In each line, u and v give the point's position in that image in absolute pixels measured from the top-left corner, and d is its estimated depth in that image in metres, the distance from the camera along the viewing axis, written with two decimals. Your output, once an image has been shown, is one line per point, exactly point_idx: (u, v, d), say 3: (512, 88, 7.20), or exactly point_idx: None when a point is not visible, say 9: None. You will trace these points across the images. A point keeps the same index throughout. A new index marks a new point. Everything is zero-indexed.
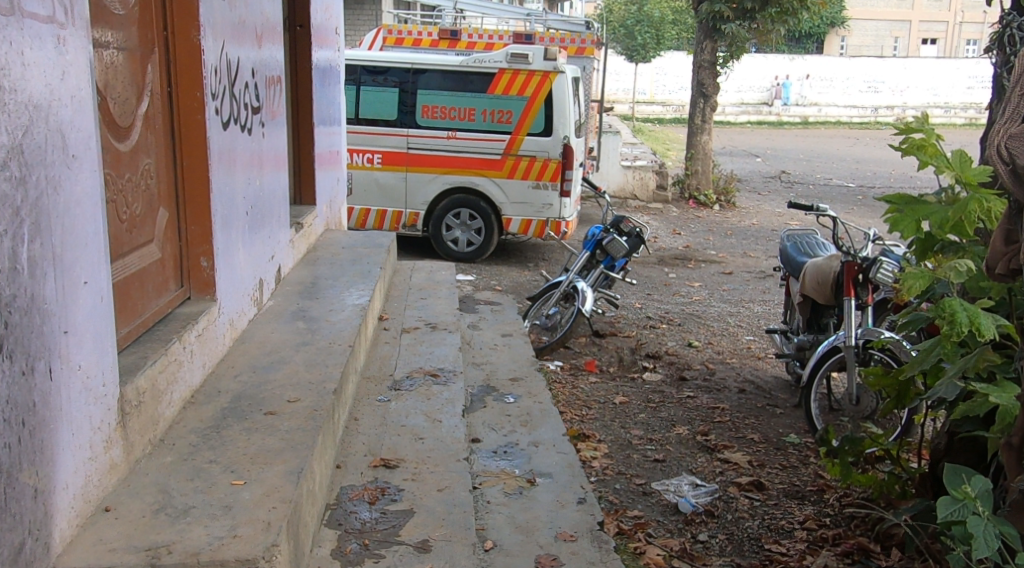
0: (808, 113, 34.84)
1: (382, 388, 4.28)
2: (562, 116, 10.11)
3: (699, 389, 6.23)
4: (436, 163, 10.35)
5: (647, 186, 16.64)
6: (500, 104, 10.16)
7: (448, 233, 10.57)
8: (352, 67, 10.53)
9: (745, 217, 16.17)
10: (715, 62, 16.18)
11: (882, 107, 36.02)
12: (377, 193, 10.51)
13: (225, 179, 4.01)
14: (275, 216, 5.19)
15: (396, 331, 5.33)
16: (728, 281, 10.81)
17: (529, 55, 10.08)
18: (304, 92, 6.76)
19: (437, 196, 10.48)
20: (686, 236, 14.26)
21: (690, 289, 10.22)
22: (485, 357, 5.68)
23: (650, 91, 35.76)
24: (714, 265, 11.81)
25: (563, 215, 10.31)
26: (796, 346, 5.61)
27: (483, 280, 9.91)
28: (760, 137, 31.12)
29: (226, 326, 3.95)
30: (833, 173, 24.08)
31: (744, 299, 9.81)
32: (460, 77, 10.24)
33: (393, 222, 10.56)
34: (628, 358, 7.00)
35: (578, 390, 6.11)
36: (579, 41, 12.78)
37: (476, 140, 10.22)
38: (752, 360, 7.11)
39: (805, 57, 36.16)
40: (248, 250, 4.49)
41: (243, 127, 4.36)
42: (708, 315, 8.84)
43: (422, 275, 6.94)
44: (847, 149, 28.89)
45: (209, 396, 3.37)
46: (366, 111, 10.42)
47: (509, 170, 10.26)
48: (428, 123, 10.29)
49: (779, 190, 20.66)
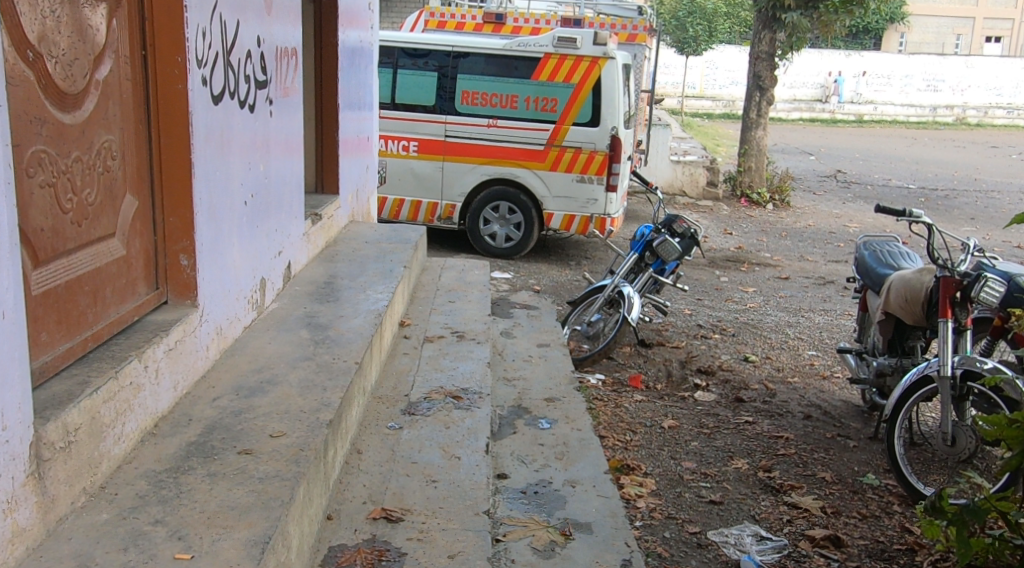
0: (863, 111, 33.71)
1: (393, 413, 3.66)
2: (610, 106, 9.42)
3: (759, 414, 5.53)
4: (474, 152, 9.70)
5: (697, 183, 15.86)
6: (545, 92, 9.50)
7: (486, 227, 9.93)
8: (389, 49, 9.93)
9: (801, 218, 15.35)
10: (774, 53, 15.39)
11: (942, 106, 34.72)
12: (412, 182, 9.90)
13: (215, 161, 3.39)
14: (284, 208, 4.58)
15: (418, 340, 4.71)
16: (785, 286, 10.07)
17: (577, 38, 9.40)
18: (330, 72, 6.14)
19: (475, 187, 9.84)
20: (738, 236, 13.49)
21: (744, 295, 9.50)
22: (518, 371, 5.04)
23: (699, 85, 34.81)
24: (769, 269, 11.06)
25: (609, 211, 9.62)
26: (874, 371, 4.92)
27: (520, 279, 9.30)
28: (813, 135, 30.08)
29: (211, 336, 3.34)
30: (891, 173, 23.06)
31: (803, 307, 9.08)
32: (504, 61, 9.60)
33: (428, 214, 9.96)
34: (678, 373, 6.33)
35: (621, 410, 5.44)
36: (631, 28, 12.05)
37: (519, 129, 9.56)
38: (816, 380, 6.39)
39: (862, 53, 35.04)
40: (246, 245, 3.88)
41: (242, 103, 3.74)
42: (764, 325, 8.13)
43: (453, 274, 6.31)
44: (904, 149, 27.82)
45: (175, 426, 2.75)
46: (403, 95, 9.82)
47: (553, 162, 9.59)
48: (468, 110, 9.65)
49: (835, 190, 19.76)
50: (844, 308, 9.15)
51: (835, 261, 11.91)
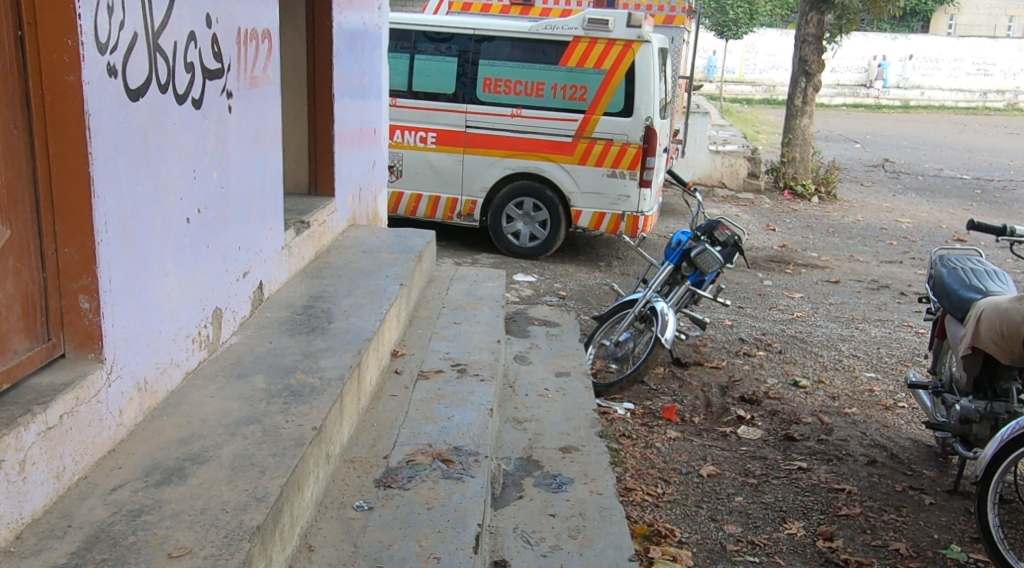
0: (909, 96, 32.48)
1: (365, 484, 2.94)
2: (644, 94, 8.61)
3: (813, 457, 4.75)
4: (497, 144, 8.95)
5: (737, 174, 14.97)
6: (574, 79, 8.73)
7: (509, 224, 9.19)
8: (406, 31, 9.19)
9: (849, 212, 14.45)
10: (821, 36, 14.49)
11: (992, 91, 33.31)
12: (430, 176, 9.16)
13: (138, 171, 2.68)
14: (252, 219, 3.87)
15: (410, 376, 3.98)
16: (834, 292, 9.23)
17: (609, 20, 8.59)
18: (322, 58, 5.40)
19: (497, 182, 9.09)
20: (781, 233, 12.64)
21: (790, 302, 8.69)
22: (531, 410, 4.30)
23: (739, 70, 33.72)
24: (816, 271, 10.22)
25: (642, 208, 8.82)
26: (957, 416, 4.17)
27: (544, 284, 8.61)
28: (857, 122, 28.92)
29: (131, 393, 2.64)
30: (941, 162, 21.97)
31: (855, 317, 8.25)
32: (530, 45, 8.83)
33: (447, 210, 9.22)
34: (717, 403, 5.56)
35: (652, 451, 4.69)
36: (668, 9, 11.22)
37: (545, 119, 8.79)
38: (877, 411, 5.58)
39: (908, 36, 33.78)
40: (193, 271, 3.16)
41: (182, 96, 3.00)
42: (814, 340, 7.31)
43: (463, 288, 5.58)
44: (953, 136, 26.60)
45: (47, 537, 2.08)
46: (421, 83, 9.08)
47: (581, 155, 8.80)
48: (490, 99, 8.91)
49: (883, 182, 18.76)
50: (902, 318, 8.31)
51: (888, 262, 11.03)
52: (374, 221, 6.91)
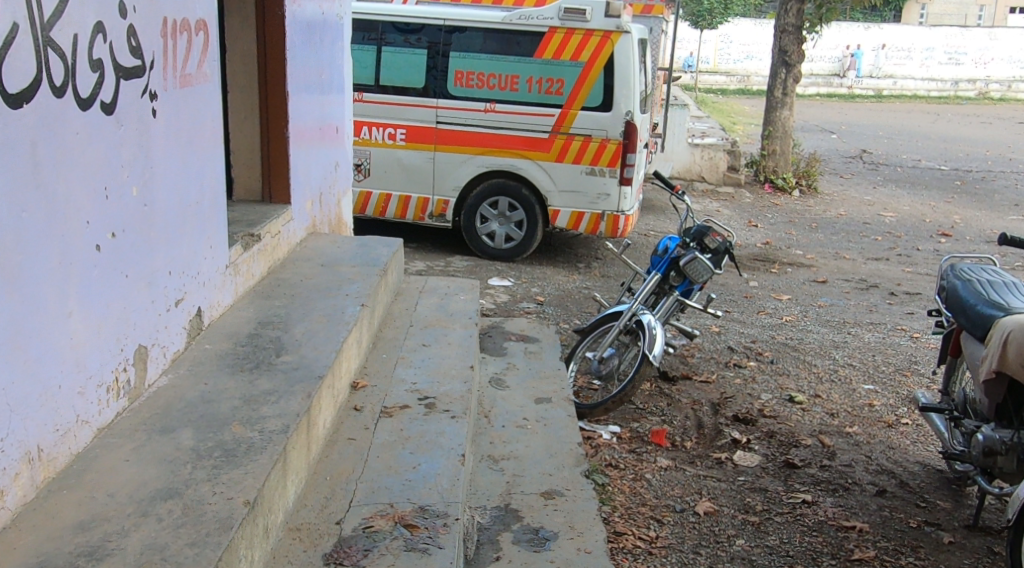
0: (882, 86, 32.35)
1: (312, 562, 2.50)
2: (624, 87, 8.17)
3: (818, 488, 4.32)
4: (469, 141, 8.47)
5: (716, 168, 14.56)
6: (550, 71, 8.26)
7: (483, 225, 8.73)
8: (372, 22, 8.68)
9: (831, 205, 14.10)
10: (802, 26, 14.15)
11: (964, 80, 33.18)
12: (399, 175, 8.67)
13: (20, 194, 2.22)
14: (187, 238, 3.37)
15: (371, 414, 3.51)
16: (823, 293, 8.85)
17: (586, 10, 8.14)
18: (275, 52, 4.91)
19: (470, 181, 8.62)
20: (763, 229, 12.26)
21: (778, 304, 8.30)
22: (509, 445, 3.85)
23: (713, 59, 33.35)
24: (803, 270, 9.84)
25: (622, 207, 8.39)
26: (980, 448, 3.76)
27: (521, 288, 8.16)
28: (832, 111, 28.66)
29: (20, 458, 2.21)
30: (918, 153, 21.72)
31: (847, 320, 7.87)
32: (503, 36, 8.36)
33: (418, 210, 8.74)
34: (710, 423, 5.14)
35: (642, 485, 4.26)
36: None
37: (520, 113, 8.32)
38: (881, 430, 5.18)
39: (881, 25, 33.56)
40: (110, 306, 2.69)
41: (89, 101, 2.53)
42: (806, 347, 6.91)
43: (433, 303, 5.12)
44: (928, 125, 26.39)
45: None
46: (389, 76, 8.59)
47: (558, 151, 8.35)
48: (462, 93, 8.42)
49: (863, 174, 18.46)
50: (895, 321, 7.93)
51: (875, 259, 10.67)
52: (336, 230, 6.39)
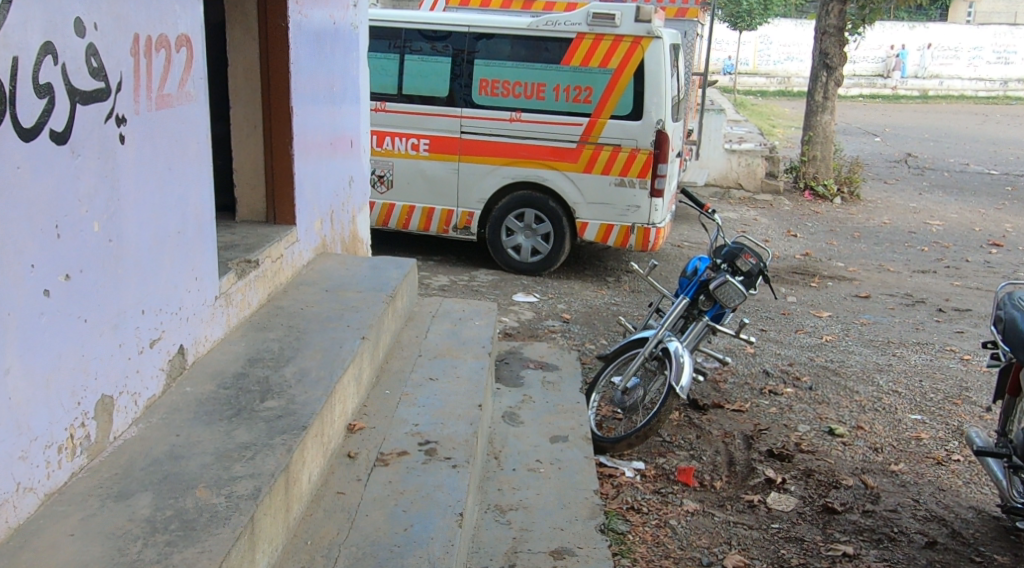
0: (927, 86, 31.63)
1: None
2: (655, 95, 7.82)
3: (860, 537, 3.97)
4: (494, 151, 8.17)
5: (754, 174, 14.13)
6: (578, 79, 7.94)
7: (509, 238, 8.43)
8: (395, 30, 8.42)
9: (874, 214, 13.63)
10: (843, 28, 13.71)
11: (1012, 80, 32.32)
12: (423, 186, 8.40)
13: None
14: (164, 272, 3.10)
15: (366, 462, 3.22)
16: (865, 310, 8.44)
17: (616, 14, 7.81)
18: (279, 65, 4.65)
19: (496, 192, 8.33)
20: (803, 239, 11.84)
21: (818, 322, 7.92)
22: (518, 493, 3.55)
23: (752, 61, 32.76)
24: (844, 284, 9.43)
25: (653, 220, 8.04)
26: None
27: (547, 304, 7.86)
28: (875, 113, 27.99)
29: None
30: (966, 156, 21.08)
31: (891, 341, 7.46)
32: (530, 43, 8.05)
33: (441, 223, 8.46)
34: (742, 460, 4.80)
35: (666, 534, 3.95)
36: (680, 1, 10.44)
37: (547, 123, 8.01)
38: (929, 468, 4.80)
39: (926, 25, 32.79)
40: (61, 358, 2.42)
41: (30, 129, 2.28)
42: (847, 372, 6.52)
43: (445, 330, 4.83)
44: (975, 127, 25.67)
45: None
46: (412, 85, 8.32)
47: (586, 162, 8.02)
48: (487, 102, 8.13)
49: (908, 179, 17.91)
50: (943, 341, 7.51)
51: (921, 272, 10.22)
52: (349, 251, 6.10)
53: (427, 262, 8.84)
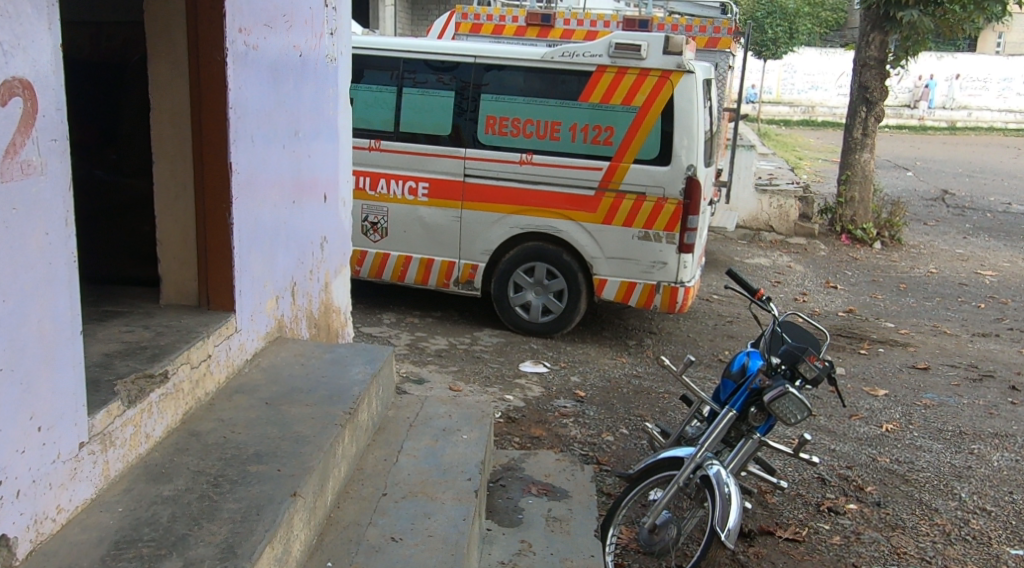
0: (956, 118, 30.51)
1: None
2: (685, 136, 6.77)
3: None
4: (501, 197, 7.13)
5: (787, 217, 12.96)
6: (598, 117, 6.92)
7: (516, 295, 7.34)
8: (394, 60, 7.39)
9: (918, 261, 12.50)
10: (885, 59, 12.62)
11: None
12: (421, 235, 7.35)
13: None
14: None
15: None
16: (926, 387, 7.32)
17: (642, 45, 6.79)
18: (213, 110, 3.61)
19: (503, 243, 7.26)
20: (844, 292, 10.74)
21: (874, 404, 6.82)
22: None
23: (776, 90, 31.69)
24: (897, 352, 8.32)
25: (682, 278, 6.94)
26: None
27: (560, 376, 6.77)
28: (905, 145, 26.84)
29: None
30: (1003, 194, 19.91)
31: (964, 431, 6.32)
32: (544, 75, 7.01)
33: (441, 275, 7.39)
34: None
35: None
36: (711, 30, 9.42)
37: (563, 167, 6.96)
38: None
39: (954, 56, 31.66)
40: None
41: None
42: (919, 479, 5.40)
43: (424, 448, 3.77)
44: (1009, 162, 24.48)
45: None
46: (411, 122, 7.29)
47: (606, 212, 6.95)
48: (494, 142, 7.10)
49: (948, 220, 16.74)
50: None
51: (981, 337, 9.08)
52: (315, 335, 5.01)
53: (424, 320, 7.78)
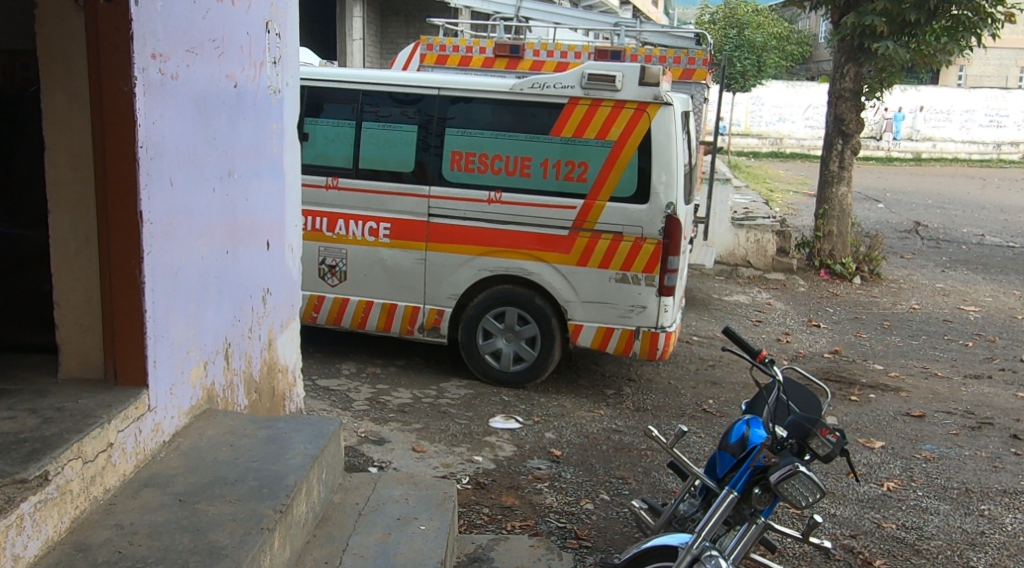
0: (922, 149, 30.49)
1: None
2: (663, 172, 6.29)
3: None
4: (468, 238, 6.59)
5: (764, 251, 12.53)
6: (570, 152, 6.42)
7: (486, 342, 6.78)
8: (352, 92, 6.84)
9: (900, 296, 12.09)
10: (860, 91, 12.28)
11: (1006, 144, 31.29)
12: (381, 278, 6.79)
13: None
14: None
15: None
16: (924, 438, 6.82)
17: (616, 76, 6.32)
18: (119, 151, 3.05)
19: (471, 287, 6.71)
20: (826, 331, 10.30)
21: (871, 458, 6.32)
22: None
23: (744, 122, 31.52)
24: (889, 397, 7.84)
25: (663, 323, 6.42)
26: None
27: (534, 432, 6.19)
28: (873, 177, 26.70)
29: None
30: (975, 225, 19.68)
31: (969, 489, 5.82)
32: (512, 108, 6.51)
33: (405, 321, 6.82)
34: None
35: None
36: (686, 61, 9.01)
37: (534, 205, 6.45)
38: None
39: (919, 87, 31.71)
40: None
41: None
42: (930, 548, 4.89)
43: (373, 545, 3.21)
44: (977, 192, 24.37)
45: None
46: (369, 159, 6.75)
47: (581, 253, 6.43)
48: (460, 180, 6.58)
49: (924, 253, 16.43)
50: None
51: (973, 378, 8.63)
52: (256, 402, 4.42)
53: (387, 370, 7.20)
